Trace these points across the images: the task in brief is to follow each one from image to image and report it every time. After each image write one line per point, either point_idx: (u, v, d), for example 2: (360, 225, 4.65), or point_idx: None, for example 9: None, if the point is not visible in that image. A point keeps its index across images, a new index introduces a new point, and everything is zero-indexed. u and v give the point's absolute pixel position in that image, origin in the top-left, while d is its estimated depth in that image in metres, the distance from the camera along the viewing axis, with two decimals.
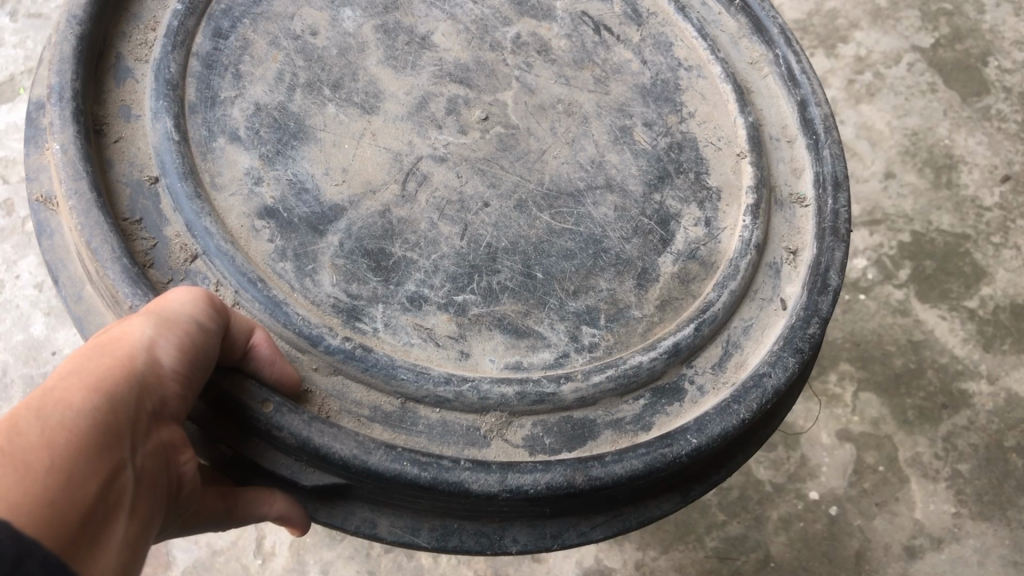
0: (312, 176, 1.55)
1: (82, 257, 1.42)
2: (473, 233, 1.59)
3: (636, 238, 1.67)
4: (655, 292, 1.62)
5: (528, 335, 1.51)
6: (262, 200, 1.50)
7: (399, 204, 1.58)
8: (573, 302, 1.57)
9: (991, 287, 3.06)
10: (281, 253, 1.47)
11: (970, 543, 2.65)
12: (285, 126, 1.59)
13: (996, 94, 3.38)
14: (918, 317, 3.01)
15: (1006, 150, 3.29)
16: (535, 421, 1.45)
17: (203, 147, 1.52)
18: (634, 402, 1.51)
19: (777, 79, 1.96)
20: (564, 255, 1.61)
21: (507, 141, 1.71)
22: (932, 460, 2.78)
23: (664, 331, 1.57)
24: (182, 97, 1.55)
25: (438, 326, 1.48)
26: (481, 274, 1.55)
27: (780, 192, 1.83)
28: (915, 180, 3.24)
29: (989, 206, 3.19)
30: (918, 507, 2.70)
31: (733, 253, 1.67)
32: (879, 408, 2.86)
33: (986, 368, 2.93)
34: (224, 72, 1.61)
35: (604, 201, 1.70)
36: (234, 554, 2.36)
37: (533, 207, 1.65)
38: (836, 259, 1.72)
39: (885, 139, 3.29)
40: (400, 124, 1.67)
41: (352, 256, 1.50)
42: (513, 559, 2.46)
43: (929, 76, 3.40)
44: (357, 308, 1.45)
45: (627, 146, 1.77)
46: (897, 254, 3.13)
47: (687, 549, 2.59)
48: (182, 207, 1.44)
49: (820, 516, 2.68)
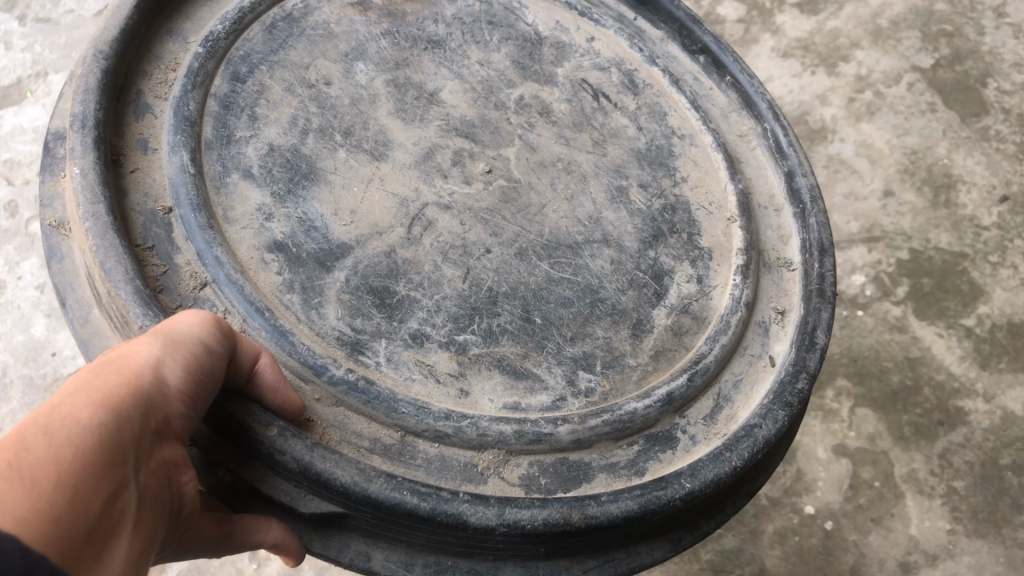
0: (321, 215, 1.56)
1: (93, 278, 1.42)
2: (475, 277, 1.60)
3: (631, 292, 1.69)
4: (649, 342, 1.63)
5: (526, 377, 1.52)
6: (272, 235, 1.51)
7: (404, 245, 1.59)
8: (570, 348, 1.58)
9: (987, 305, 3.01)
10: (288, 284, 1.47)
11: (965, 560, 2.58)
12: (297, 167, 1.60)
13: (995, 115, 3.35)
14: (915, 334, 2.97)
15: (1005, 171, 3.25)
16: (531, 460, 1.45)
17: (217, 181, 1.53)
18: (628, 448, 1.51)
19: (765, 151, 2.02)
20: (562, 302, 1.63)
21: (509, 194, 1.74)
22: (927, 476, 2.72)
23: (659, 379, 1.58)
24: (199, 133, 1.57)
25: (439, 363, 1.48)
26: (481, 316, 1.56)
27: (768, 256, 1.86)
28: (913, 198, 3.22)
29: (986, 226, 3.16)
30: (913, 524, 2.64)
31: (723, 310, 1.70)
32: (875, 424, 2.81)
33: (982, 387, 2.87)
34: (240, 112, 1.62)
35: (601, 254, 1.72)
36: (229, 558, 2.35)
37: (533, 256, 1.67)
38: (824, 319, 1.74)
39: (885, 156, 3.29)
40: (407, 172, 1.69)
41: (357, 291, 1.50)
42: None
43: (928, 96, 3.40)
44: (361, 342, 1.45)
45: (623, 205, 1.80)
46: (894, 271, 3.10)
47: (681, 561, 2.55)
48: (194, 235, 1.44)
49: (815, 530, 2.62)
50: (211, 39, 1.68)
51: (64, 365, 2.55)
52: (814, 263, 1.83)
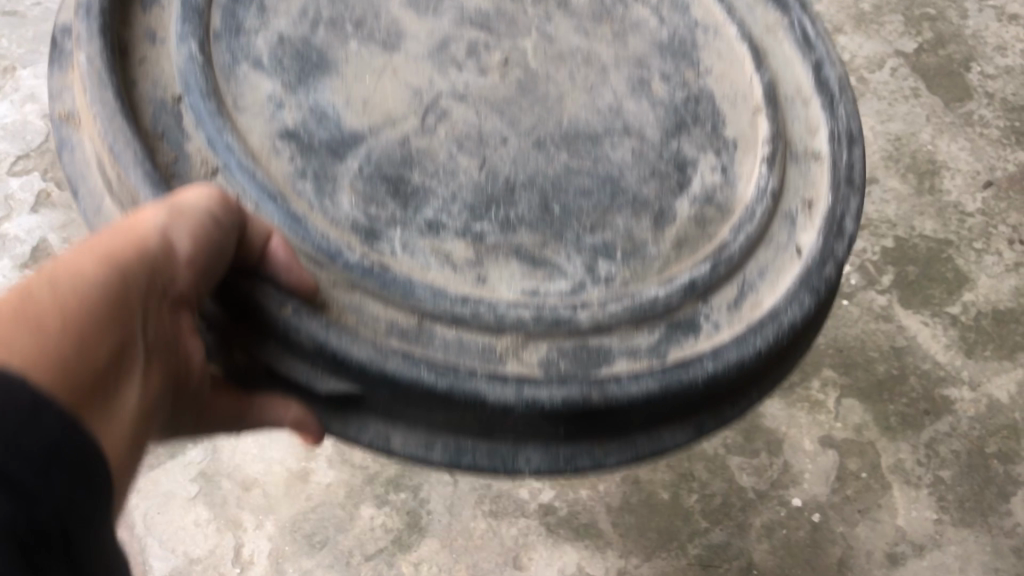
0: (332, 105, 1.37)
1: (105, 167, 1.26)
2: (492, 165, 1.38)
3: (653, 181, 1.43)
4: (672, 231, 1.40)
5: (546, 265, 1.32)
6: (282, 124, 1.34)
7: (418, 134, 1.38)
8: (591, 237, 1.36)
9: (973, 293, 2.74)
10: (300, 169, 1.31)
11: (952, 550, 2.34)
12: (306, 57, 1.40)
13: (979, 99, 3.12)
14: (901, 323, 2.67)
15: (988, 156, 2.99)
16: (548, 343, 1.26)
17: (225, 72, 1.36)
18: (648, 333, 1.30)
19: (792, 45, 1.69)
20: (581, 190, 1.39)
21: (527, 84, 1.48)
22: (914, 467, 2.45)
23: (681, 266, 1.37)
24: (208, 23, 1.40)
25: (455, 250, 1.30)
26: (498, 205, 1.35)
27: (792, 146, 1.58)
28: (898, 186, 2.92)
29: (971, 213, 2.89)
30: (900, 514, 2.38)
31: (748, 200, 1.46)
32: (863, 415, 2.51)
33: (967, 375, 2.60)
34: (249, 3, 1.44)
35: (622, 144, 1.45)
36: (211, 563, 2.28)
37: (551, 146, 1.42)
38: (853, 206, 1.50)
39: (869, 143, 2.99)
40: (420, 63, 1.45)
41: (371, 179, 1.32)
42: (496, 567, 2.28)
43: (912, 81, 3.14)
44: (376, 229, 1.28)
45: (644, 96, 1.51)
46: (879, 260, 2.78)
47: (670, 557, 2.31)
48: (204, 123, 1.30)
49: (803, 523, 2.36)
50: None
51: None
52: (842, 154, 1.56)
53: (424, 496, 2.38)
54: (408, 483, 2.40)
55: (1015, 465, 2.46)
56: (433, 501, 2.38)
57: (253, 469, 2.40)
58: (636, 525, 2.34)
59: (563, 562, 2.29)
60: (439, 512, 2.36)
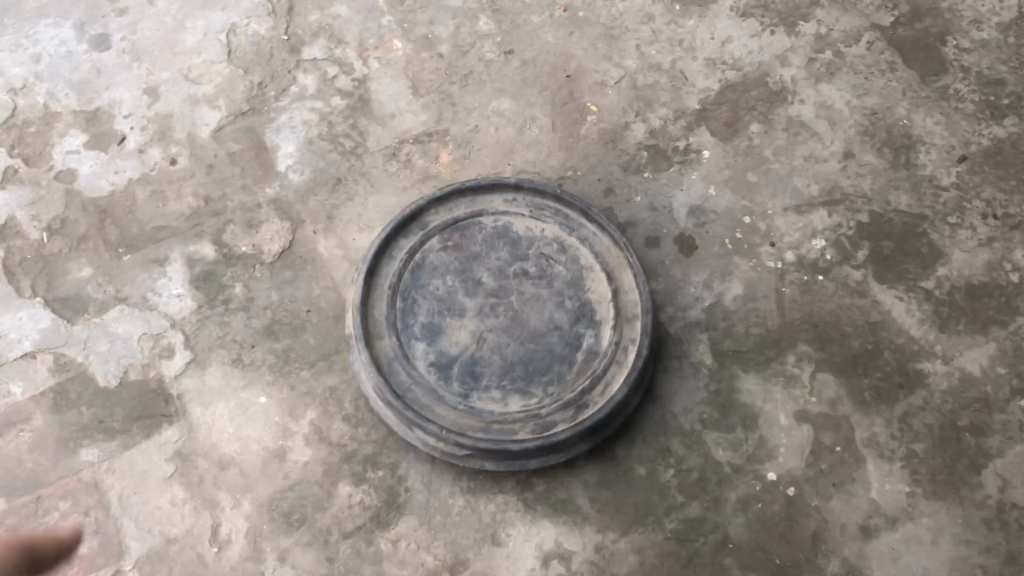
0: (455, 346, 2.44)
1: (367, 384, 2.39)
2: (506, 360, 2.42)
3: (570, 345, 2.45)
4: (575, 369, 2.42)
5: (529, 425, 2.32)
6: (429, 365, 2.41)
7: (485, 350, 2.43)
8: (549, 390, 2.38)
9: (947, 267, 2.68)
10: (423, 332, 2.46)
11: (924, 522, 2.32)
12: (442, 319, 2.48)
13: (955, 74, 3.08)
14: (875, 298, 2.63)
15: (964, 131, 2.95)
16: (523, 429, 2.32)
17: (415, 358, 2.41)
18: (563, 416, 2.33)
19: (600, 272, 2.57)
20: (542, 362, 2.42)
21: (515, 326, 2.47)
22: (887, 440, 2.42)
23: (571, 388, 2.38)
24: (394, 374, 2.39)
25: (506, 404, 2.36)
26: (521, 390, 2.38)
27: (623, 354, 2.44)
28: (874, 160, 2.90)
29: (945, 187, 2.84)
30: (874, 487, 2.37)
31: (604, 355, 2.43)
32: (837, 389, 2.50)
33: (940, 349, 2.55)
34: (423, 354, 2.43)
35: (551, 329, 2.47)
36: (189, 542, 2.28)
37: (516, 362, 2.42)
38: (644, 346, 2.41)
39: (844, 118, 2.99)
40: (467, 339, 2.45)
41: (463, 377, 2.40)
42: (473, 543, 2.29)
43: (888, 55, 3.13)
44: (479, 417, 2.33)
45: (558, 310, 2.51)
46: (855, 235, 2.75)
47: (646, 532, 2.32)
48: (400, 424, 2.33)
49: (778, 497, 2.36)
50: (400, 302, 2.50)
51: (9, 350, 2.50)
52: (649, 315, 2.45)
53: (402, 474, 2.38)
54: (386, 461, 2.39)
55: (986, 438, 2.43)
56: (412, 479, 2.37)
57: (230, 449, 2.39)
58: (614, 500, 2.35)
59: (540, 537, 2.30)
60: (417, 489, 2.36)
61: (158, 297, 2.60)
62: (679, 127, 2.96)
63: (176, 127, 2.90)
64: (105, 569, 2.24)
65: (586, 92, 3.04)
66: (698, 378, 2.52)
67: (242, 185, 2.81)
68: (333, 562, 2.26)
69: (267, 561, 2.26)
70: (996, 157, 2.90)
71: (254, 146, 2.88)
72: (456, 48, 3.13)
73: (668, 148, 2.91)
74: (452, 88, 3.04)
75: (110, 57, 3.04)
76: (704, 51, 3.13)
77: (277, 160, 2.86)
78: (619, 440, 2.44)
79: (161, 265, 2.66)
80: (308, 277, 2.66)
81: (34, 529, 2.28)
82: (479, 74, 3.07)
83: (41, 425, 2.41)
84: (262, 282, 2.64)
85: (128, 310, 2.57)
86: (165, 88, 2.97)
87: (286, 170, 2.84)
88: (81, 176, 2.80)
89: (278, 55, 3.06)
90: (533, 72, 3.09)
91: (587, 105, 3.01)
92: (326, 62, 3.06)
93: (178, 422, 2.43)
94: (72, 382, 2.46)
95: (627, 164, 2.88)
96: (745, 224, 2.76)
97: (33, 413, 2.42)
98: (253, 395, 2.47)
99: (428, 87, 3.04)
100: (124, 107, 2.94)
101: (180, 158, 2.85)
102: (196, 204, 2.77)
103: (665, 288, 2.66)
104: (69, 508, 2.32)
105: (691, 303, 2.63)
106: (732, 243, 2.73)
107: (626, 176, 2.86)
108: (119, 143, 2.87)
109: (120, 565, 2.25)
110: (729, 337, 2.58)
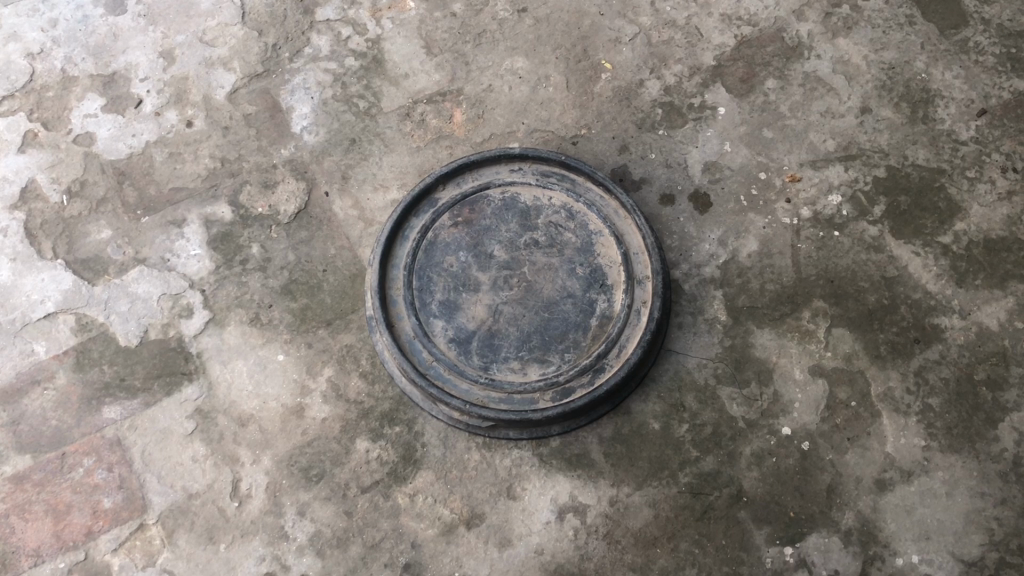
0: (470, 317, 2.46)
1: (389, 359, 2.44)
2: (524, 327, 2.43)
3: (583, 309, 2.46)
4: (590, 333, 2.43)
5: (549, 393, 2.36)
6: (448, 338, 2.44)
7: (502, 316, 2.45)
8: (566, 354, 2.40)
9: (965, 222, 2.65)
10: (441, 310, 2.48)
11: (939, 476, 2.32)
12: (458, 292, 2.50)
13: (975, 26, 3.03)
14: (891, 253, 2.62)
15: (984, 84, 2.91)
16: (543, 395, 2.36)
17: (429, 335, 2.44)
18: (582, 381, 2.37)
19: (609, 234, 2.56)
20: (560, 326, 2.44)
21: (532, 293, 2.48)
22: (903, 395, 2.42)
23: (586, 353, 2.40)
24: (413, 352, 2.43)
25: (523, 369, 2.38)
26: (536, 356, 2.40)
27: (634, 317, 2.45)
28: (891, 115, 2.87)
29: (964, 141, 2.81)
30: (889, 441, 2.37)
31: (615, 318, 2.44)
32: (852, 344, 2.49)
33: (958, 304, 2.53)
34: (436, 327, 2.45)
35: (564, 294, 2.48)
36: (210, 497, 2.32)
37: (534, 328, 2.43)
38: (657, 305, 2.41)
39: (861, 73, 2.96)
40: (486, 310, 2.46)
41: (482, 348, 2.41)
42: (489, 497, 2.32)
43: (906, 9, 3.09)
44: (496, 390, 2.36)
45: (569, 273, 2.51)
46: (871, 190, 2.73)
47: (661, 486, 2.33)
48: (421, 399, 2.39)
49: (793, 451, 2.37)
50: (413, 277, 2.52)
51: (32, 310, 2.54)
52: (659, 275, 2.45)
53: (418, 430, 2.40)
54: (403, 417, 2.42)
55: (1003, 392, 2.42)
56: (428, 434, 2.40)
57: (250, 406, 2.43)
58: (628, 454, 2.37)
59: (555, 491, 2.33)
60: (434, 444, 2.38)
61: (176, 257, 2.64)
62: (694, 83, 2.94)
63: (192, 89, 2.92)
64: (131, 523, 2.29)
65: (600, 50, 3.03)
66: (712, 334, 2.52)
67: (259, 146, 2.83)
68: (352, 516, 2.30)
69: (287, 515, 2.30)
70: (1016, 110, 2.86)
71: (269, 107, 2.90)
72: (469, 7, 3.12)
73: (683, 105, 2.90)
74: (465, 47, 3.04)
75: (125, 20, 3.05)
76: (720, 7, 3.11)
77: (293, 121, 2.88)
78: (633, 396, 2.45)
79: (179, 226, 2.69)
80: (325, 236, 2.68)
81: (60, 484, 2.34)
82: (492, 33, 3.07)
83: (65, 383, 2.45)
84: (279, 242, 2.67)
85: (147, 271, 2.61)
86: (181, 51, 2.99)
87: (301, 131, 2.86)
88: (99, 139, 2.83)
89: (292, 16, 3.07)
90: (547, 30, 3.07)
91: (600, 62, 3.00)
92: (340, 23, 3.06)
93: (198, 379, 2.46)
94: (94, 341, 2.51)
95: (642, 121, 2.87)
96: (760, 180, 2.75)
97: (56, 372, 2.47)
98: (272, 353, 2.50)
99: (441, 47, 3.04)
100: (140, 69, 2.96)
101: (196, 119, 2.87)
102: (213, 165, 2.79)
103: (679, 244, 2.66)
104: (94, 464, 2.37)
105: (705, 260, 2.63)
106: (747, 200, 2.72)
107: (640, 133, 2.85)
108: (136, 106, 2.89)
109: (143, 518, 2.30)
110: (744, 293, 2.57)
